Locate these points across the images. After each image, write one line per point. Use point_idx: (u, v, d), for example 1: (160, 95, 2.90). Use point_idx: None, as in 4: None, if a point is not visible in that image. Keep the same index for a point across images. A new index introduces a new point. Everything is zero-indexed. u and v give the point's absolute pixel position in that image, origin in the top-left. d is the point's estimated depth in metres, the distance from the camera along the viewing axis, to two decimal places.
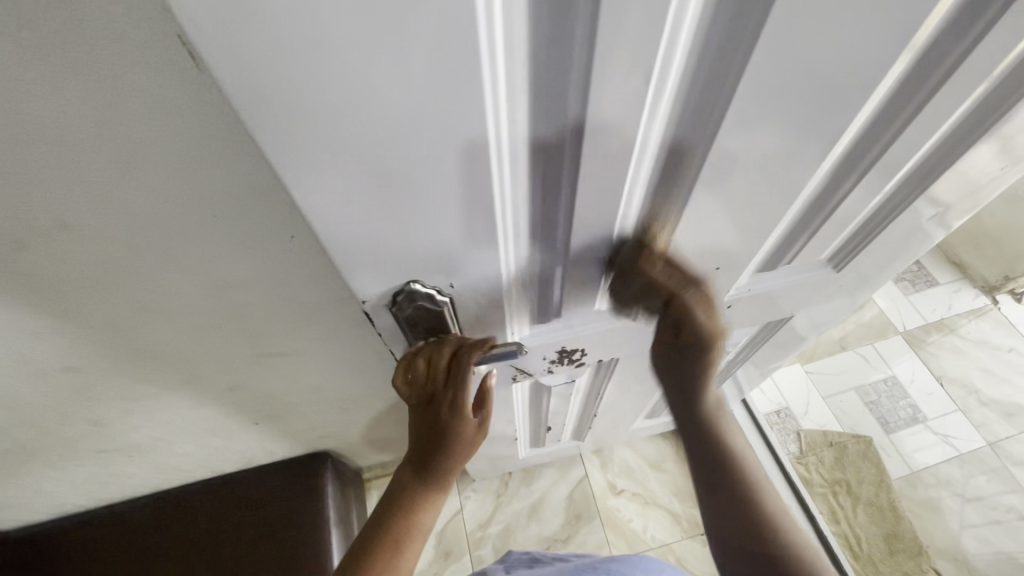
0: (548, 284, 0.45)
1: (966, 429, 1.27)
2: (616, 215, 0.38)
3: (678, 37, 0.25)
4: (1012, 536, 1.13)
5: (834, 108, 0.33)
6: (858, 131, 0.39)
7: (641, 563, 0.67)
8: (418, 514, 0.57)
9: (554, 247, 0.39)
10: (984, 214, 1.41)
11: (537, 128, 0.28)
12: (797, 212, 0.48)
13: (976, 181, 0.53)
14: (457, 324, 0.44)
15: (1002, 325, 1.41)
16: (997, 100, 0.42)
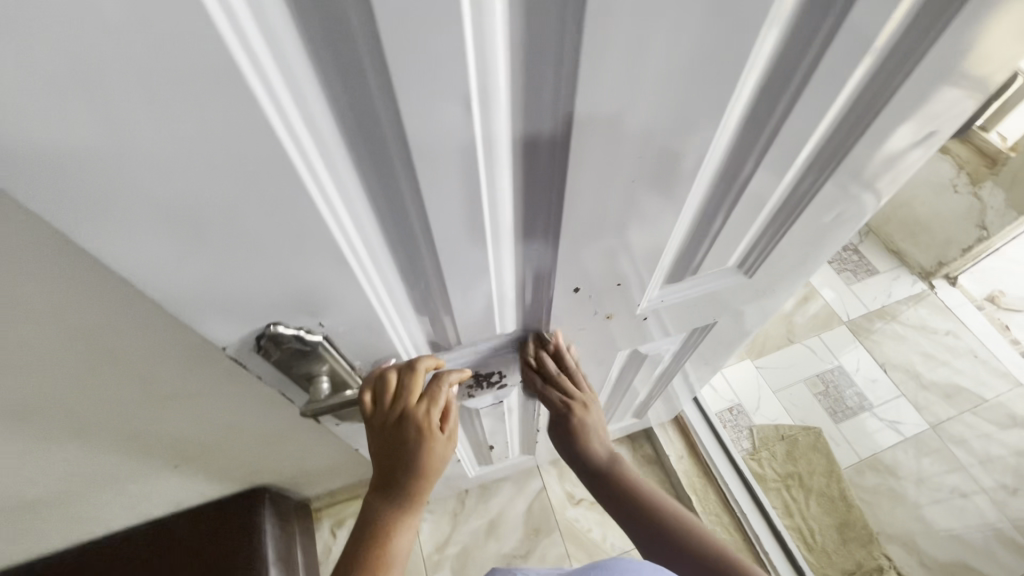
0: (436, 313, 0.43)
1: (910, 413, 1.30)
2: (486, 244, 0.36)
3: (489, 63, 0.24)
4: (955, 516, 1.17)
5: (694, 110, 0.31)
6: (734, 129, 0.37)
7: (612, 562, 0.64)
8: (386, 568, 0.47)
9: (426, 274, 0.37)
10: (915, 202, 1.45)
11: (358, 154, 0.26)
12: (693, 216, 0.46)
13: (881, 175, 0.51)
14: (346, 361, 0.41)
15: (939, 309, 1.46)
16: (870, 106, 0.41)
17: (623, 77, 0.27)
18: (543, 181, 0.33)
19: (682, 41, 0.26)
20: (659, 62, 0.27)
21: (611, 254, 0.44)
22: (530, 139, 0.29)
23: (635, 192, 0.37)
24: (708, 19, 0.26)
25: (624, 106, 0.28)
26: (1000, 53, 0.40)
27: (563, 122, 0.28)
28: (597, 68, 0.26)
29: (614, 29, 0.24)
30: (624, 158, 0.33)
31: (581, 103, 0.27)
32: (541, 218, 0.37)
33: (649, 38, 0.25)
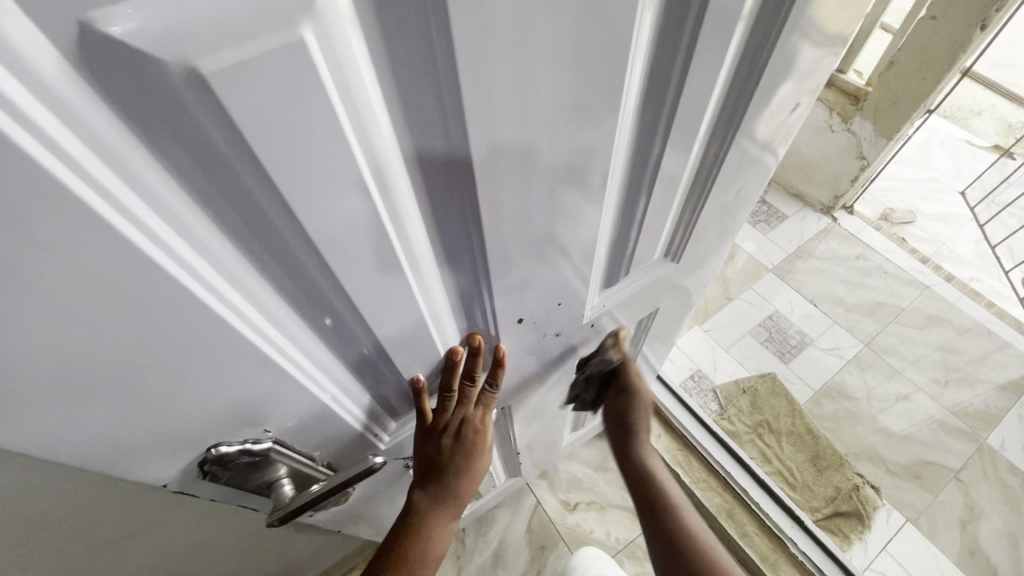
0: (384, 383, 0.41)
1: (845, 338, 1.41)
2: (420, 309, 0.35)
3: (377, 150, 0.23)
4: (906, 419, 1.28)
5: (589, 132, 0.31)
6: (628, 140, 0.37)
7: None
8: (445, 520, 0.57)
9: (365, 352, 0.36)
10: (802, 147, 1.58)
11: (263, 262, 0.25)
12: (613, 222, 0.46)
13: (767, 138, 0.54)
14: (302, 454, 0.39)
15: (846, 238, 1.60)
16: (742, 90, 0.44)
17: (515, 121, 0.26)
18: (462, 237, 0.33)
19: (564, 75, 0.26)
20: (546, 99, 0.26)
21: (547, 282, 0.44)
22: (436, 197, 0.28)
23: (555, 222, 0.37)
24: (584, 52, 0.26)
25: (522, 145, 0.28)
26: (836, 18, 0.44)
27: (466, 176, 0.28)
28: (488, 127, 0.25)
29: (495, 88, 0.24)
30: (537, 190, 0.32)
31: (479, 157, 0.27)
32: (471, 270, 0.36)
33: (531, 82, 0.25)
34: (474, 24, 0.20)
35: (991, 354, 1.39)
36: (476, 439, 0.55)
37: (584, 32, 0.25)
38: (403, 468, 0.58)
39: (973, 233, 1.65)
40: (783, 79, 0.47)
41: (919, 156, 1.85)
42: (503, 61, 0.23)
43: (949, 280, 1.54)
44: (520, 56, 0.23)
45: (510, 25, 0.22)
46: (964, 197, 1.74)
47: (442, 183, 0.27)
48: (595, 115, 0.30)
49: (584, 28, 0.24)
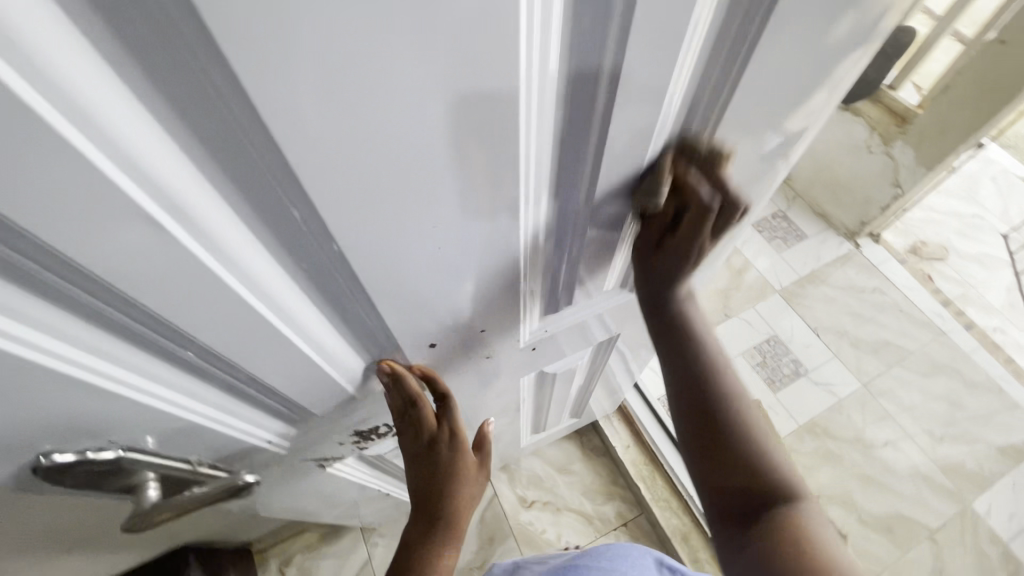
0: (264, 396, 0.39)
1: (842, 374, 1.35)
2: (285, 333, 0.31)
3: (158, 174, 0.19)
4: (889, 468, 1.23)
5: (478, 168, 0.26)
6: (543, 173, 0.30)
7: (608, 552, 0.65)
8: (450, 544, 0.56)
9: (222, 366, 0.33)
10: (835, 164, 1.47)
11: (46, 282, 0.22)
12: (539, 255, 0.40)
13: (748, 165, 0.46)
14: (170, 459, 0.37)
15: (865, 268, 1.51)
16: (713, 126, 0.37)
17: (348, 145, 0.21)
18: (323, 267, 0.29)
19: (409, 96, 0.20)
20: (392, 123, 0.21)
21: (465, 312, 0.40)
22: (270, 220, 0.24)
23: (451, 258, 0.32)
24: (437, 68, 0.20)
25: (370, 172, 0.23)
26: (843, 33, 0.36)
27: (299, 201, 0.23)
28: (313, 157, 0.21)
29: (304, 115, 0.19)
30: (409, 221, 0.27)
31: (307, 184, 0.22)
32: (348, 297, 0.32)
33: (359, 103, 0.20)
34: (250, 44, 0.16)
35: (997, 413, 1.31)
36: (455, 462, 0.53)
37: (432, 47, 0.19)
38: (319, 468, 0.56)
39: (1007, 280, 1.54)
40: (768, 103, 0.38)
41: (966, 188, 1.71)
42: (309, 84, 0.18)
43: (968, 327, 1.44)
44: (334, 73, 0.18)
45: (303, 36, 0.16)
46: (1007, 240, 1.61)
47: (272, 206, 0.23)
48: (475, 144, 0.25)
49: (428, 41, 0.19)
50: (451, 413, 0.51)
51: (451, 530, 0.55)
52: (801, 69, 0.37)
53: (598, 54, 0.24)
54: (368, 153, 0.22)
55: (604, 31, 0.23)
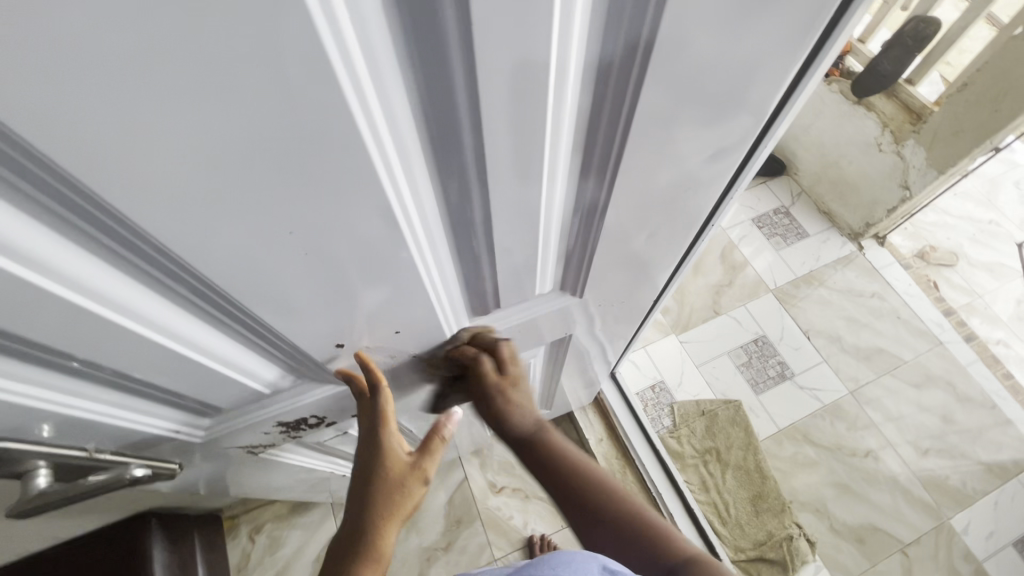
0: (159, 391, 0.37)
1: (830, 379, 1.32)
2: (142, 335, 0.30)
3: None
4: (867, 478, 1.21)
5: (324, 178, 0.24)
6: (408, 162, 0.26)
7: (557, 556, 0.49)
8: (381, 542, 0.52)
9: (94, 366, 0.32)
10: (843, 160, 1.40)
11: None
12: (442, 247, 0.36)
13: (705, 175, 0.39)
14: (60, 446, 0.36)
15: (866, 271, 1.46)
16: (647, 140, 0.32)
17: (108, 128, 0.18)
18: (176, 268, 0.27)
19: (153, 72, 0.16)
20: (154, 105, 0.17)
21: (371, 315, 0.38)
22: (80, 221, 0.22)
23: (325, 264, 0.30)
24: (185, 42, 0.16)
25: (156, 159, 0.20)
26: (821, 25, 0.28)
27: (87, 193, 0.21)
28: (100, 163, 0.19)
29: (69, 120, 0.17)
30: (239, 214, 0.24)
31: (74, 169, 0.19)
32: (218, 299, 0.30)
33: (88, 79, 0.16)
34: None
35: (987, 430, 1.28)
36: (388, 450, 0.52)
37: (156, 12, 0.15)
38: (250, 453, 0.55)
39: (1017, 291, 1.47)
40: (721, 110, 0.32)
41: (985, 192, 1.62)
42: (54, 88, 0.16)
43: (968, 339, 1.38)
44: (34, 50, 0.15)
45: None
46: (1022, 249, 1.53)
47: (74, 211, 0.22)
48: (292, 149, 0.21)
49: (158, 22, 0.15)
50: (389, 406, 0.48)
51: (380, 529, 0.52)
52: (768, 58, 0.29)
53: (437, 19, 0.19)
54: (173, 159, 0.20)
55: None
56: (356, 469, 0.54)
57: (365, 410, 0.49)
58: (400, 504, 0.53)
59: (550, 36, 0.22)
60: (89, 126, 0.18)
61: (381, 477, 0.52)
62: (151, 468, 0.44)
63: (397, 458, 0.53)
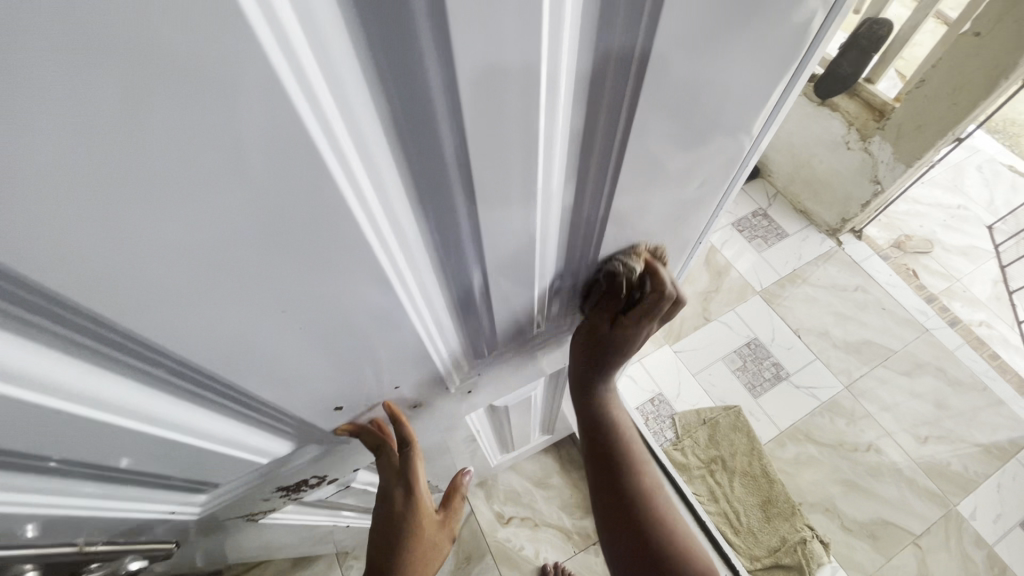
0: (151, 477, 0.36)
1: (824, 376, 1.33)
2: (133, 427, 0.28)
3: None
4: (871, 472, 1.22)
5: (315, 253, 0.23)
6: (395, 220, 0.25)
7: None
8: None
9: (80, 465, 0.30)
10: (814, 160, 1.44)
11: None
12: (434, 290, 0.34)
13: (690, 199, 0.39)
14: (47, 545, 0.35)
15: (847, 266, 1.48)
16: (634, 174, 0.32)
17: (90, 233, 0.17)
18: (165, 359, 0.26)
19: (103, 152, 0.14)
20: (138, 208, 0.17)
21: (368, 374, 0.37)
22: (33, 315, 0.20)
23: (318, 333, 0.29)
24: (152, 129, 0.14)
25: (116, 242, 0.18)
26: (790, 50, 0.29)
27: (42, 288, 0.19)
28: (83, 268, 0.18)
29: (45, 233, 0.16)
30: (214, 287, 0.22)
31: (21, 265, 0.17)
32: (211, 382, 0.29)
33: (27, 167, 0.14)
34: None
35: (981, 411, 1.30)
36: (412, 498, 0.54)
37: (135, 123, 0.14)
38: (250, 520, 0.53)
39: (992, 273, 1.51)
40: (702, 138, 0.32)
41: (952, 178, 1.67)
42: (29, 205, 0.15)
43: (953, 324, 1.41)
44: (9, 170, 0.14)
45: None
46: (992, 231, 1.58)
47: (27, 307, 0.20)
48: (284, 229, 0.21)
49: (138, 132, 0.14)
50: (416, 454, 0.50)
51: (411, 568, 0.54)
52: (756, 64, 0.28)
53: (421, 91, 0.19)
54: (159, 257, 0.19)
55: (412, 48, 0.17)
56: (380, 516, 0.55)
57: (391, 463, 0.51)
58: (427, 544, 0.56)
59: (538, 73, 0.20)
60: (68, 237, 0.17)
61: (410, 519, 0.54)
62: (149, 555, 0.44)
63: (423, 506, 0.55)
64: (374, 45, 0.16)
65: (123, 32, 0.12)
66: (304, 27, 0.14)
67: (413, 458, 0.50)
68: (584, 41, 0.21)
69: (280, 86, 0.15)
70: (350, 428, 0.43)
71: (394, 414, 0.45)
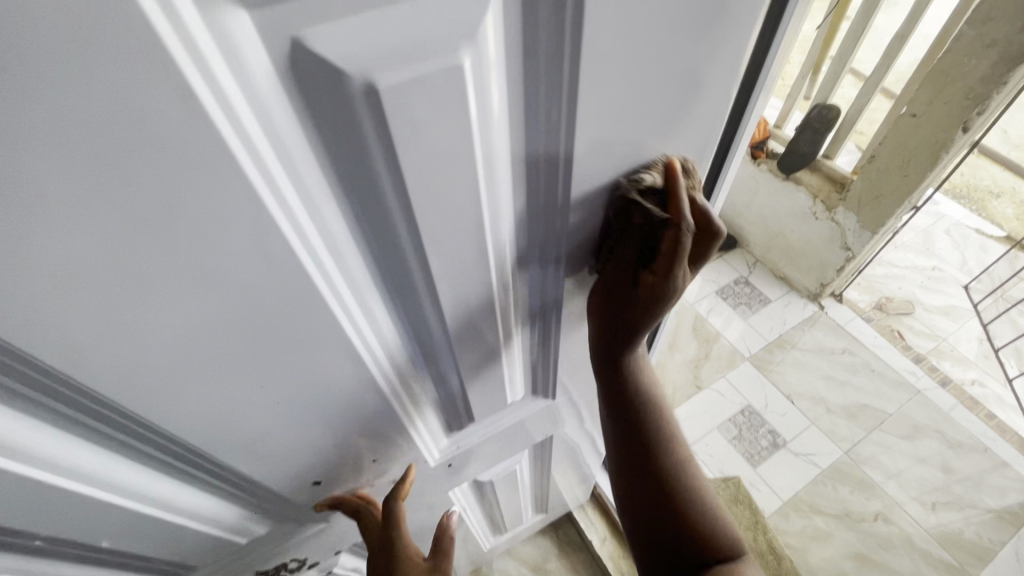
0: (132, 559, 0.36)
1: (822, 443, 1.31)
2: (125, 505, 0.30)
3: None
4: (882, 544, 1.17)
5: (290, 332, 0.26)
6: (365, 303, 0.28)
7: None
8: None
9: (65, 544, 0.31)
10: (788, 229, 1.52)
11: None
12: (407, 368, 0.36)
13: None
14: None
15: (832, 329, 1.51)
16: (581, 258, 0.35)
17: (97, 314, 0.21)
18: (158, 435, 0.28)
19: (106, 238, 0.18)
20: (140, 291, 0.21)
21: (345, 450, 0.39)
22: (30, 390, 0.23)
23: (293, 409, 0.31)
24: (155, 223, 0.19)
25: (112, 318, 0.21)
26: (705, 149, 0.34)
27: (36, 359, 0.21)
28: (87, 347, 0.22)
29: (59, 311, 0.20)
30: (194, 358, 0.25)
31: (9, 334, 0.19)
32: (197, 458, 0.31)
33: (31, 240, 0.17)
34: None
35: (987, 475, 1.27)
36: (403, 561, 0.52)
37: (143, 219, 0.18)
38: None
39: (976, 331, 1.54)
40: None
41: (923, 241, 1.75)
42: (51, 289, 0.19)
43: (944, 383, 1.42)
44: (44, 259, 0.18)
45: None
46: (968, 290, 1.63)
47: (31, 383, 0.22)
48: (263, 312, 0.24)
49: (145, 227, 0.19)
50: (401, 517, 0.49)
51: None
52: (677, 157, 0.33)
53: (380, 199, 0.23)
54: (152, 335, 0.23)
55: (368, 166, 0.21)
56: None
57: (374, 532, 0.49)
58: None
59: (475, 164, 0.24)
60: (77, 318, 0.20)
61: None
62: None
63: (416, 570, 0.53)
64: (324, 141, 0.20)
65: (123, 130, 0.16)
66: (275, 149, 0.19)
67: (397, 523, 0.48)
68: (514, 139, 0.25)
69: (254, 190, 0.19)
70: (332, 501, 0.44)
71: (377, 482, 0.46)
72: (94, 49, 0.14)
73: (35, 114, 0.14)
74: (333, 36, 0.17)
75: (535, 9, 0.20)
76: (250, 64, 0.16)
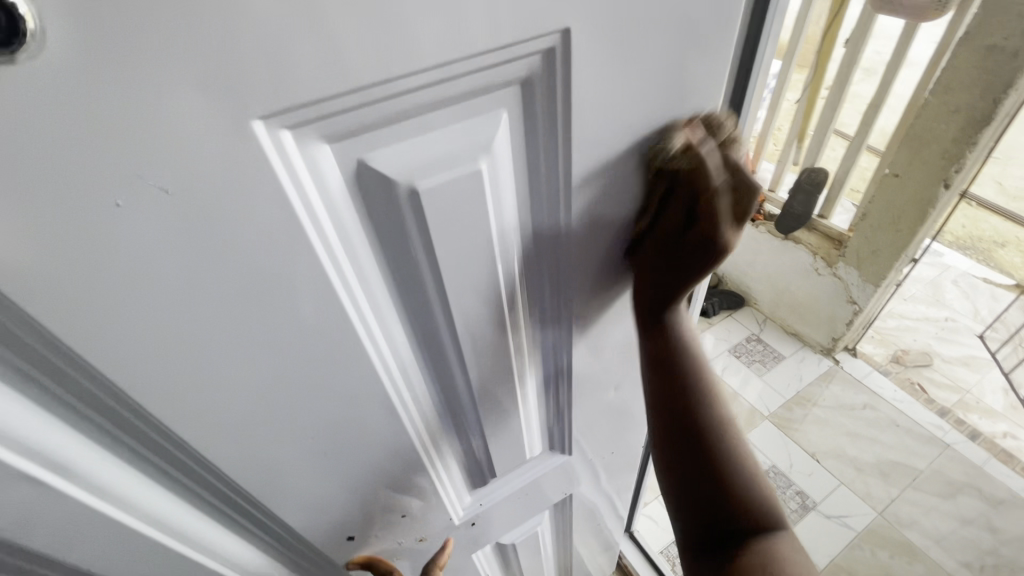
0: None
1: (854, 504, 1.27)
2: (195, 556, 0.33)
3: (61, 438, 0.24)
4: None
5: (339, 389, 0.30)
6: (402, 362, 0.33)
7: None
8: None
9: None
10: (793, 286, 1.55)
11: None
12: (435, 424, 0.40)
13: None
14: None
15: (850, 383, 1.50)
16: (587, 315, 0.40)
17: (193, 378, 0.25)
18: (226, 485, 0.32)
19: (213, 314, 0.23)
20: (229, 356, 0.25)
21: (375, 504, 0.41)
22: (133, 441, 0.27)
23: (335, 460, 0.35)
24: (249, 300, 0.24)
25: (204, 379, 0.26)
26: None
27: (143, 412, 0.25)
28: (181, 403, 0.26)
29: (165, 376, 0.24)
30: (261, 413, 0.29)
31: (127, 391, 0.24)
32: (252, 507, 0.35)
33: (161, 318, 0.22)
34: (113, 339, 0.22)
35: None
36: None
37: (241, 297, 0.23)
38: None
39: (998, 381, 1.51)
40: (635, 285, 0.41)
41: (932, 293, 1.76)
42: (164, 358, 0.24)
43: (973, 438, 1.38)
44: (163, 333, 0.23)
45: (136, 315, 0.22)
46: (985, 340, 1.62)
47: (133, 433, 0.26)
48: (318, 371, 0.29)
49: (242, 304, 0.24)
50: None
51: None
52: None
53: (416, 272, 0.28)
54: (231, 393, 0.27)
55: (409, 246, 0.27)
56: None
57: None
58: None
59: (491, 242, 0.29)
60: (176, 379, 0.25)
61: None
62: None
63: None
64: (374, 229, 0.25)
65: (237, 231, 0.21)
66: (340, 236, 0.24)
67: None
68: (523, 218, 0.30)
69: (324, 269, 0.24)
70: (363, 561, 0.46)
71: (403, 540, 0.48)
72: (229, 174, 0.20)
73: (183, 224, 0.20)
74: (386, 154, 0.23)
75: (534, 124, 0.27)
76: (327, 174, 0.22)
